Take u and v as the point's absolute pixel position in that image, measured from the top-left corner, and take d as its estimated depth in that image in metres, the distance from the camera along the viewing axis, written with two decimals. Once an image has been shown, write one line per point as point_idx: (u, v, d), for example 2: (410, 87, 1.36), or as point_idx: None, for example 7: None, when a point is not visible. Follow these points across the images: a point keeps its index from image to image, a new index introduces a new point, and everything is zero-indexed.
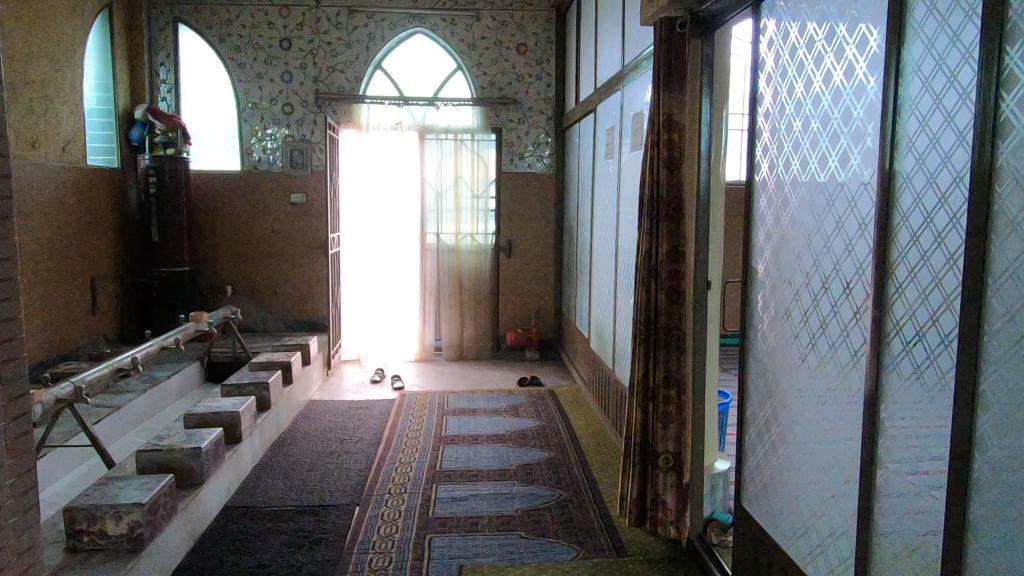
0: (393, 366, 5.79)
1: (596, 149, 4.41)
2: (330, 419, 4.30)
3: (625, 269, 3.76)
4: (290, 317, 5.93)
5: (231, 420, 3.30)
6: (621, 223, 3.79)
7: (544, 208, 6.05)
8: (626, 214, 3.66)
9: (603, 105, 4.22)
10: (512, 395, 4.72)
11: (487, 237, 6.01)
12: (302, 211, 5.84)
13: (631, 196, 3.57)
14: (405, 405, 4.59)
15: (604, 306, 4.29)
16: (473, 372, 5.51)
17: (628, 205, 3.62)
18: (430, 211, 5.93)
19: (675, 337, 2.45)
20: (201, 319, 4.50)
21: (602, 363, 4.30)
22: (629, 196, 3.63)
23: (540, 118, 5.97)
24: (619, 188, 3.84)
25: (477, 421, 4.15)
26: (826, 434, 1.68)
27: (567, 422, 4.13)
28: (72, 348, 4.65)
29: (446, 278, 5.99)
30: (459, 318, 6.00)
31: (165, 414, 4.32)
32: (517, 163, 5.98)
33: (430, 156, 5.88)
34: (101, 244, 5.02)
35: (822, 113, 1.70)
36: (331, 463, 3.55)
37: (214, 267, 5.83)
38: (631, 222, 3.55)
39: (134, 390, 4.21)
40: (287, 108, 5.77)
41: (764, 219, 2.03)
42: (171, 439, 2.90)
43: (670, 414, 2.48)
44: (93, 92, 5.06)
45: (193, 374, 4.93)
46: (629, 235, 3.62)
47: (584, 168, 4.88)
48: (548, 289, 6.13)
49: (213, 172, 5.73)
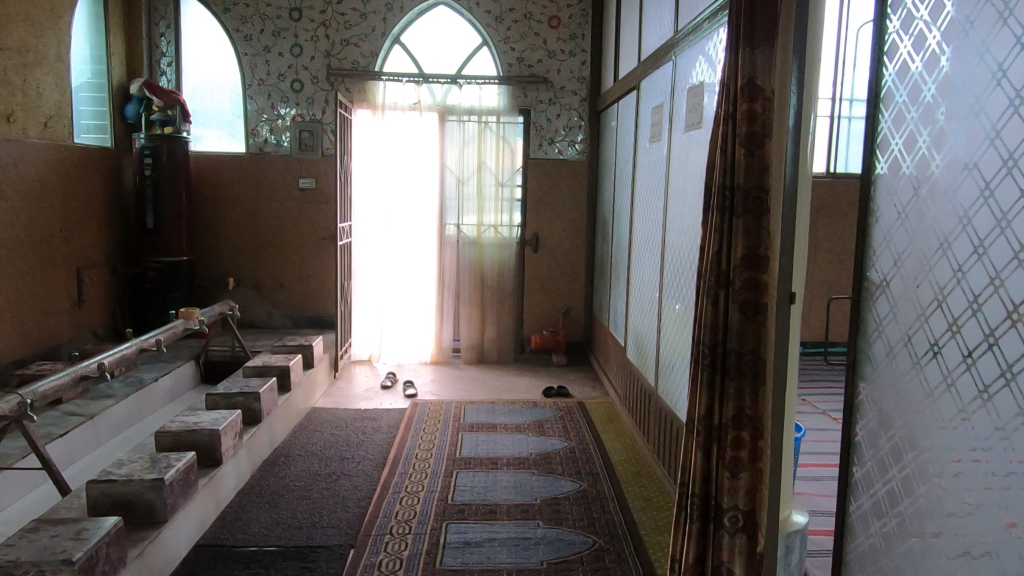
0: (407, 369, 5.31)
1: (639, 132, 3.88)
2: (332, 432, 3.83)
3: (675, 272, 3.22)
4: (297, 312, 5.47)
5: (210, 440, 2.83)
6: (672, 219, 3.24)
7: (575, 198, 5.52)
8: (681, 206, 3.10)
9: (648, 81, 3.67)
10: (538, 408, 4.21)
11: (512, 229, 5.49)
12: (311, 197, 5.37)
13: (687, 186, 3.02)
14: (417, 416, 4.10)
15: (645, 312, 3.76)
16: (494, 378, 5.01)
17: (680, 195, 3.08)
18: (450, 200, 5.43)
19: (749, 364, 1.92)
20: (192, 316, 4.05)
21: (641, 376, 3.78)
22: (681, 185, 3.09)
23: (573, 99, 5.43)
24: (669, 175, 3.29)
25: (497, 441, 3.64)
26: (1010, 532, 1.16)
27: (600, 444, 3.61)
28: (54, 345, 4.23)
29: (467, 275, 5.48)
30: (480, 318, 5.48)
31: (144, 425, 3.83)
32: (547, 148, 5.46)
33: (451, 139, 5.36)
34: (90, 230, 4.60)
35: (1013, 63, 1.17)
36: (327, 489, 3.08)
37: (216, 257, 5.38)
38: (687, 216, 3.00)
39: (114, 394, 3.77)
40: (297, 85, 5.29)
41: (893, 215, 1.49)
42: (131, 466, 2.43)
43: (742, 461, 1.94)
44: (83, 65, 4.63)
45: (186, 375, 4.48)
46: (681, 231, 3.08)
47: (623, 156, 4.35)
48: (577, 288, 5.60)
49: (216, 154, 5.28)
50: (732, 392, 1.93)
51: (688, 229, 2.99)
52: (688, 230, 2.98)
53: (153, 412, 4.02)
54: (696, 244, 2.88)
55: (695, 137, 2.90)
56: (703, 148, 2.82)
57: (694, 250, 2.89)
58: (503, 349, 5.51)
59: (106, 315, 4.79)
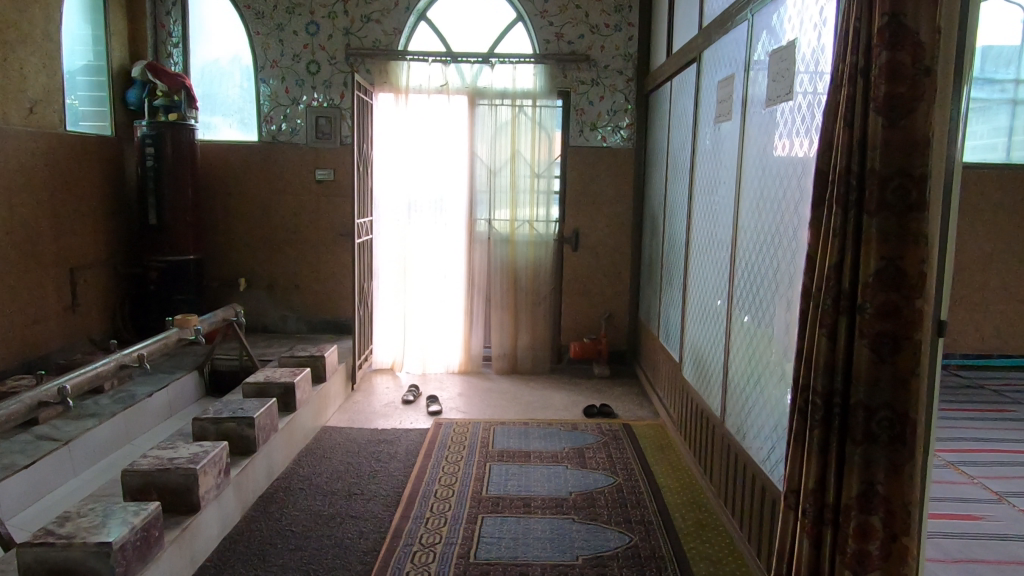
0: (432, 380, 4.82)
1: (700, 113, 3.31)
2: (342, 459, 3.35)
3: (748, 278, 2.65)
4: (314, 316, 5.02)
5: (186, 481, 2.37)
6: (747, 216, 2.67)
7: (620, 190, 4.95)
8: (759, 199, 2.53)
9: (714, 50, 3.09)
10: (577, 431, 3.67)
11: (549, 225, 4.93)
12: (328, 190, 4.90)
13: (767, 174, 2.45)
14: (440, 439, 3.60)
15: (707, 325, 3.20)
16: (528, 392, 4.49)
17: (758, 185, 2.51)
18: (480, 192, 4.90)
19: (886, 424, 1.36)
20: (189, 324, 3.60)
21: (701, 399, 3.21)
22: (759, 173, 2.52)
23: (618, 79, 4.86)
24: (742, 162, 2.72)
25: (530, 474, 3.11)
26: None
27: (652, 480, 3.05)
28: (42, 354, 3.84)
29: (499, 275, 4.95)
30: (513, 323, 4.96)
31: (132, 448, 3.39)
32: (588, 135, 4.91)
33: (482, 125, 4.83)
34: (86, 227, 4.20)
35: None
36: (327, 537, 2.59)
37: (227, 256, 4.95)
38: (769, 211, 2.42)
39: (99, 412, 3.35)
40: (313, 66, 4.81)
41: None
42: (80, 522, 1.99)
43: (872, 559, 1.38)
44: (81, 46, 4.21)
45: (187, 387, 4.06)
46: (759, 228, 2.51)
47: (678, 143, 3.78)
48: (622, 291, 5.04)
49: (226, 143, 4.84)
50: (857, 461, 1.38)
51: (769, 226, 2.42)
52: (770, 229, 2.41)
53: (146, 431, 3.58)
54: (782, 247, 2.30)
55: (781, 112, 2.32)
56: (792, 126, 2.23)
57: (779, 254, 2.32)
58: (539, 358, 4.99)
59: (105, 319, 4.39)
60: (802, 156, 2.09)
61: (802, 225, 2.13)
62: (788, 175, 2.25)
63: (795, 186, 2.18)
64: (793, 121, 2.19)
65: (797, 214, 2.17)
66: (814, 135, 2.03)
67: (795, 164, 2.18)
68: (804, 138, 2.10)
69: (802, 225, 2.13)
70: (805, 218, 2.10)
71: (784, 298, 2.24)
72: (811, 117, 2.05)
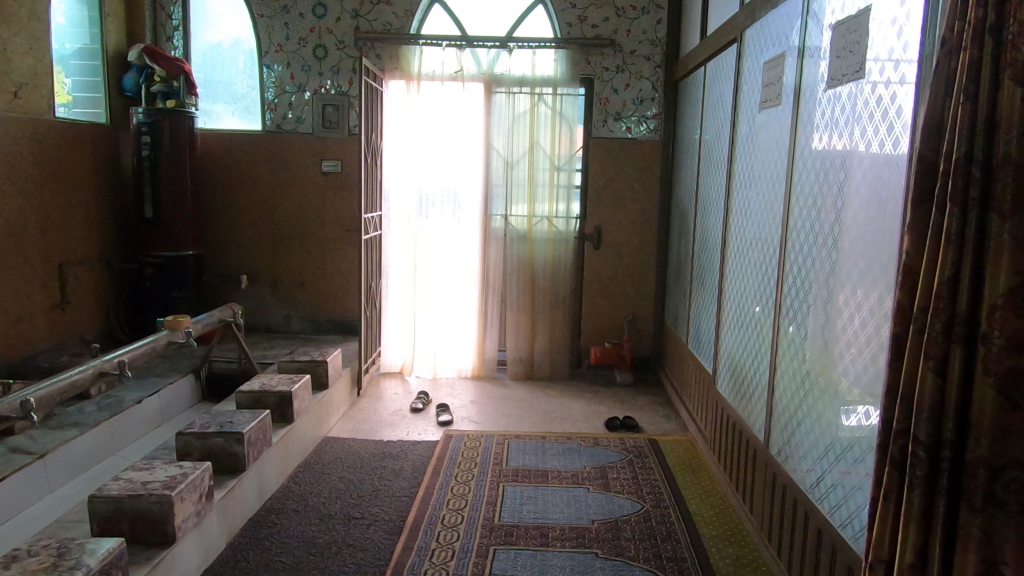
0: (443, 385, 4.54)
1: (740, 99, 3.00)
2: (342, 475, 3.07)
3: (799, 285, 2.34)
4: (319, 316, 4.75)
5: (160, 510, 2.09)
6: (800, 214, 2.36)
7: (645, 185, 4.63)
8: (818, 195, 2.22)
9: (759, 27, 2.77)
10: (599, 447, 3.37)
11: (569, 222, 4.61)
12: (335, 183, 4.62)
13: (830, 168, 2.14)
14: (450, 454, 3.32)
15: (748, 336, 2.88)
16: (545, 400, 4.20)
17: (822, 179, 2.19)
18: (497, 186, 4.60)
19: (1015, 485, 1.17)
20: (180, 326, 3.34)
21: (739, 417, 2.89)
22: (821, 165, 2.20)
23: (646, 66, 4.54)
24: (794, 153, 2.41)
25: (547, 498, 2.82)
26: None
27: (684, 509, 2.75)
28: (28, 355, 3.60)
29: (515, 275, 4.66)
30: (530, 326, 4.66)
31: (118, 458, 3.12)
32: (612, 126, 4.59)
33: (500, 115, 4.53)
34: (77, 221, 3.95)
35: None
36: (320, 572, 2.31)
37: (228, 252, 4.70)
38: (833, 211, 2.11)
39: (81, 421, 3.09)
40: (320, 51, 4.53)
41: None
42: (31, 562, 1.72)
43: None
44: (73, 27, 3.96)
45: (182, 392, 3.80)
46: (819, 229, 2.20)
47: (713, 134, 3.47)
48: (646, 293, 4.72)
49: (228, 132, 4.58)
50: (977, 527, 1.19)
51: (828, 227, 2.12)
52: (831, 230, 2.10)
53: (135, 440, 3.33)
54: (850, 252, 1.99)
55: (847, 96, 2.02)
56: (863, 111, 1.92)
57: (846, 260, 2.01)
58: (557, 363, 4.68)
59: (97, 317, 4.15)
60: (884, 148, 1.79)
61: (882, 230, 1.82)
62: (859, 169, 1.94)
63: (872, 183, 1.88)
64: (868, 108, 1.89)
65: (874, 216, 1.87)
66: (901, 123, 1.72)
67: (872, 158, 1.88)
68: (886, 127, 1.80)
69: (882, 229, 1.81)
70: (889, 221, 1.78)
71: (852, 313, 1.93)
72: (895, 102, 1.74)
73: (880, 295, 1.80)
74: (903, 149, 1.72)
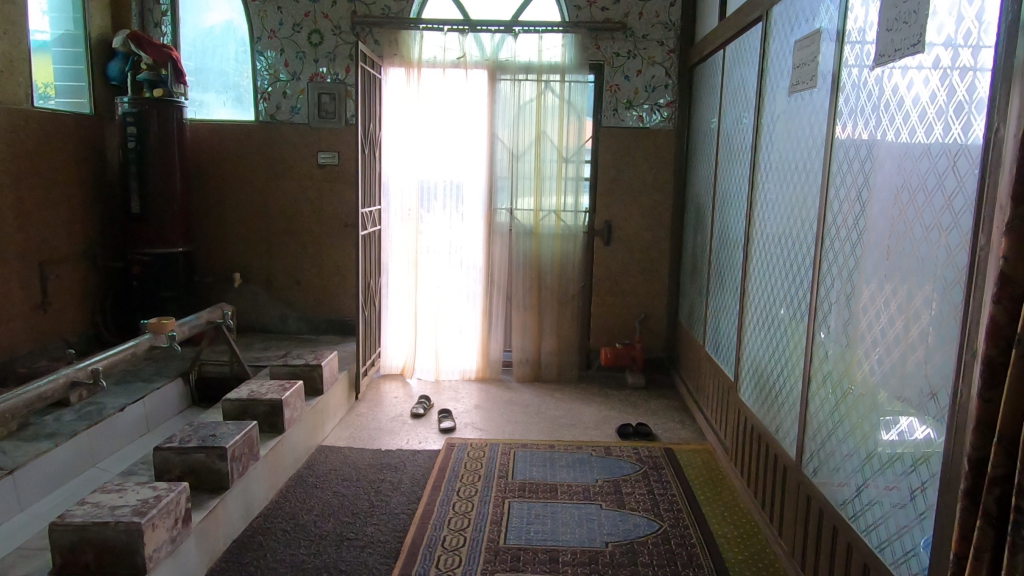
0: (446, 388, 4.33)
1: (767, 83, 2.77)
2: (336, 490, 2.87)
3: (840, 286, 2.11)
4: (317, 315, 4.55)
5: (128, 541, 1.89)
6: (839, 208, 2.13)
7: (658, 177, 4.40)
8: (863, 186, 1.99)
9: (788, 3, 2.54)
10: (612, 457, 3.16)
11: (578, 216, 4.38)
12: (332, 175, 4.41)
13: (879, 156, 1.91)
14: (452, 465, 3.11)
15: (774, 339, 2.66)
16: (553, 405, 3.99)
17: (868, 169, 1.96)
18: (502, 178, 4.37)
19: None
20: (164, 329, 3.13)
21: (766, 428, 2.67)
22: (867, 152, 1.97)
23: (658, 51, 4.30)
24: (832, 140, 2.17)
25: (556, 516, 2.60)
26: None
27: (706, 529, 2.53)
28: (6, 360, 3.41)
29: (521, 272, 4.43)
30: (537, 326, 4.44)
31: (98, 471, 2.92)
32: (623, 114, 4.35)
33: (505, 103, 4.30)
34: (58, 217, 3.75)
35: None
36: None
37: (221, 249, 4.49)
38: (883, 204, 1.88)
39: (58, 431, 2.89)
40: (315, 37, 4.30)
41: None
42: None
43: None
44: (54, 12, 3.74)
45: (169, 397, 3.60)
46: (865, 223, 1.97)
47: (733, 123, 3.24)
48: (659, 291, 4.49)
49: (220, 122, 4.37)
50: None
51: (879, 224, 1.89)
52: (881, 227, 1.88)
53: (116, 451, 3.13)
54: (905, 251, 1.76)
55: (904, 74, 1.78)
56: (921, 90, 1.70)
57: (900, 261, 1.78)
58: (565, 364, 4.47)
59: (82, 318, 3.95)
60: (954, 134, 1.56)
61: (948, 227, 1.60)
62: (919, 158, 1.72)
63: (937, 172, 1.64)
64: (931, 89, 1.66)
65: (939, 211, 1.64)
66: (976, 105, 1.49)
67: (936, 145, 1.64)
68: (954, 108, 1.56)
69: (948, 227, 1.59)
70: (957, 218, 1.56)
71: (911, 318, 1.71)
72: (968, 81, 1.52)
73: (946, 300, 1.57)
74: (976, 135, 1.49)
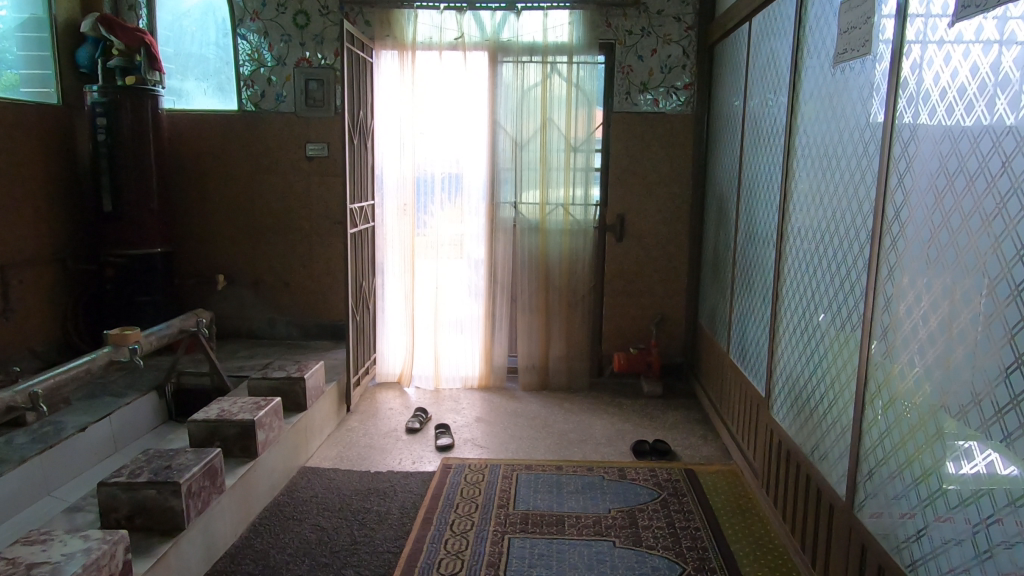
0: (447, 398, 4.01)
1: (804, 55, 2.40)
2: (316, 522, 2.55)
3: (906, 293, 1.72)
4: (307, 320, 4.24)
5: None
6: (900, 196, 1.75)
7: (675, 167, 4.03)
8: (937, 171, 1.60)
9: None
10: (627, 481, 2.81)
11: (588, 210, 4.02)
12: (321, 169, 4.08)
13: (960, 132, 1.51)
14: (447, 490, 2.77)
15: (812, 350, 2.30)
16: (561, 417, 3.65)
17: (946, 147, 1.56)
18: (506, 169, 4.02)
19: None
20: (126, 341, 2.82)
21: (803, 453, 2.31)
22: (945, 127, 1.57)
23: (675, 28, 3.93)
24: (892, 117, 1.79)
25: (562, 557, 2.26)
26: None
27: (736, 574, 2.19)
28: None
29: (527, 271, 4.08)
30: (545, 329, 4.10)
31: (53, 500, 2.62)
32: (637, 98, 3.98)
33: (507, 88, 3.94)
34: (22, 217, 3.46)
35: None
36: None
37: (204, 249, 4.18)
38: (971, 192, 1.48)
39: (6, 456, 2.59)
40: (301, 18, 3.97)
41: None
42: None
43: None
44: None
45: (141, 412, 3.29)
46: (945, 215, 1.57)
47: (762, 105, 2.88)
48: (677, 290, 4.13)
49: (200, 112, 4.05)
50: None
51: (963, 218, 1.50)
52: (966, 223, 1.49)
53: (77, 475, 2.82)
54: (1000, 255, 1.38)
55: (996, 29, 1.39)
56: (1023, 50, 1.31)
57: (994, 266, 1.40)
58: (576, 371, 4.13)
59: (52, 326, 3.66)
60: None
61: None
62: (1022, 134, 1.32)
63: None
64: None
65: None
66: None
67: None
68: None
69: None
70: None
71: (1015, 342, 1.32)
72: None
73: None
74: None
